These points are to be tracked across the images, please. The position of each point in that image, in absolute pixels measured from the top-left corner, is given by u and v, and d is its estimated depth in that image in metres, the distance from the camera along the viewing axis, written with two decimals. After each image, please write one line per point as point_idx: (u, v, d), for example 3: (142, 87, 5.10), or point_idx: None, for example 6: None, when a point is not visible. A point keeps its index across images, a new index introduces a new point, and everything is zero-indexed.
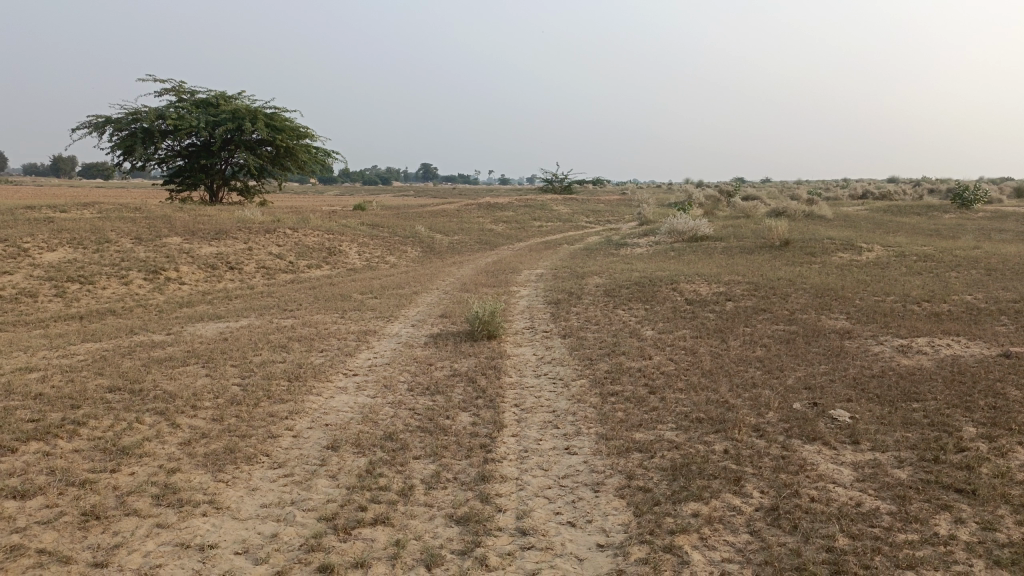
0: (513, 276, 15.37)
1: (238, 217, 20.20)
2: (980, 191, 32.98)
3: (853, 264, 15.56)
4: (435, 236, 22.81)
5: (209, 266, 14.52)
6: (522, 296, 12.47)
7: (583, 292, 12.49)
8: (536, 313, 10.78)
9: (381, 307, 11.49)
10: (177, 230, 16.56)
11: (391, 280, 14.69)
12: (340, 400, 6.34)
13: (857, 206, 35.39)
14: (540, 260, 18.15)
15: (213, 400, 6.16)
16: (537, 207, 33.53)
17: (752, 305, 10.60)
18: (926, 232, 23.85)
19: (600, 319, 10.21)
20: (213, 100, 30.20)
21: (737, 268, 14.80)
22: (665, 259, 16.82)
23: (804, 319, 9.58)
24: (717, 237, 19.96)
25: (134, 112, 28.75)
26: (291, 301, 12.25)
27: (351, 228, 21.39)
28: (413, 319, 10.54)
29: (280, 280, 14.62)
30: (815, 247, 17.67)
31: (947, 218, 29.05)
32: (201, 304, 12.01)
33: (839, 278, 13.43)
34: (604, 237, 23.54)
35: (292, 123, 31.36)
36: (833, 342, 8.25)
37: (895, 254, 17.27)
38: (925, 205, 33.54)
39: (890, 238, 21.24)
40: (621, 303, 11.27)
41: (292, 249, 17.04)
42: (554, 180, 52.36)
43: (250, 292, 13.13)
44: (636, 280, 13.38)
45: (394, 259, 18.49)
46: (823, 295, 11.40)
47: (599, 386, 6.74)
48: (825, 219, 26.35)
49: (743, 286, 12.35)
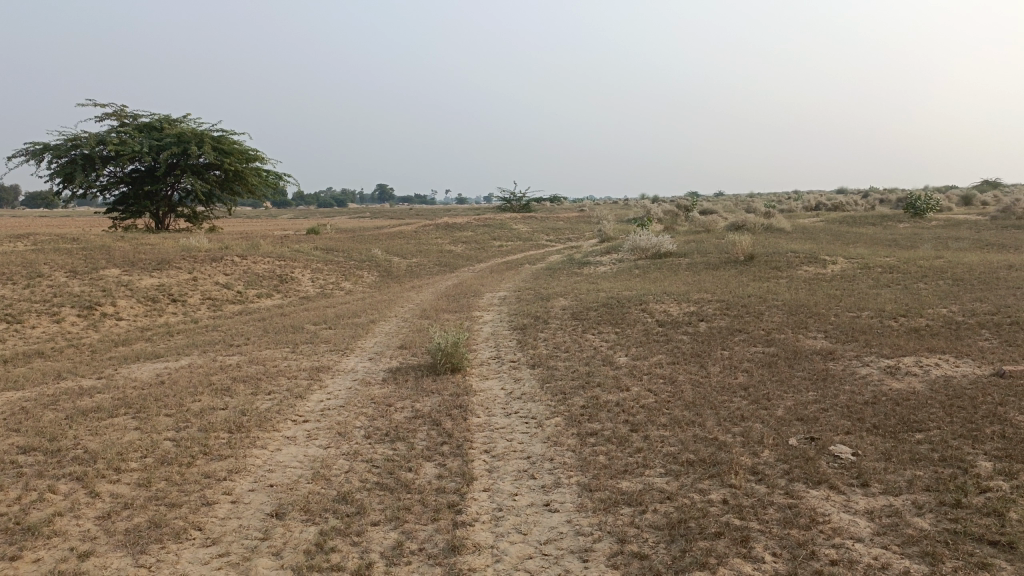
0: (475, 300, 14.76)
1: (183, 245, 19.25)
2: (932, 200, 33.45)
3: (820, 277, 15.32)
4: (393, 259, 22.09)
5: (150, 299, 13.62)
6: (486, 322, 11.86)
7: (549, 316, 11.94)
8: (502, 341, 10.18)
9: (336, 340, 10.76)
10: (115, 262, 15.59)
11: (346, 308, 13.96)
12: (287, 453, 5.64)
13: (813, 218, 35.61)
14: (502, 282, 17.60)
15: (141, 460, 5.40)
16: (497, 226, 33.03)
17: (727, 325, 10.15)
18: (884, 242, 23.95)
19: (569, 345, 9.64)
20: (158, 124, 29.17)
21: (705, 285, 14.42)
22: (630, 277, 16.38)
23: (783, 339, 9.15)
24: (681, 253, 19.64)
25: (74, 137, 27.53)
26: (238, 335, 11.45)
27: (304, 253, 20.56)
28: (370, 352, 9.85)
29: (227, 312, 13.78)
30: (780, 261, 17.45)
31: (902, 227, 29.30)
32: (140, 342, 11.14)
33: (810, 293, 13.12)
34: (565, 256, 23.10)
35: (240, 146, 30.45)
36: (818, 365, 7.80)
37: (859, 265, 17.13)
38: (879, 215, 33.93)
39: (851, 249, 21.18)
40: (590, 327, 10.74)
41: (241, 278, 16.19)
42: (512, 199, 51.94)
43: (195, 326, 12.28)
44: (603, 301, 12.88)
45: (350, 285, 17.74)
46: (796, 312, 11.03)
47: (575, 425, 6.15)
48: (785, 232, 26.29)
49: (714, 305, 11.93)
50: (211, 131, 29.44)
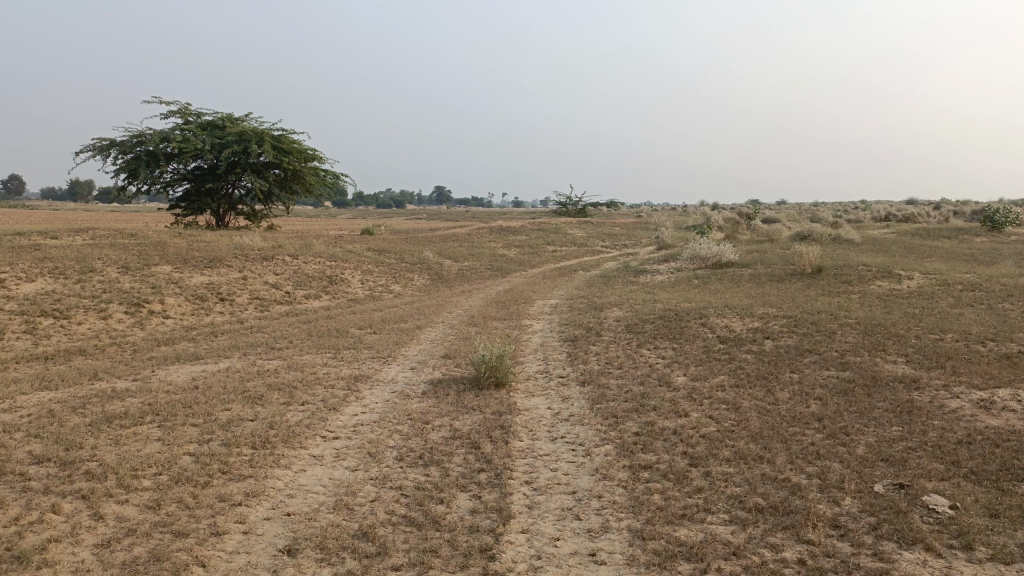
0: (525, 308, 14.22)
1: (236, 243, 19.21)
2: (1013, 213, 31.57)
3: (895, 294, 14.30)
4: (444, 262, 21.73)
5: (197, 297, 13.47)
6: (535, 333, 11.30)
7: (602, 327, 11.31)
8: (551, 354, 9.61)
9: (379, 346, 10.35)
10: (167, 258, 15.56)
11: (393, 312, 13.59)
12: (311, 475, 5.19)
13: (882, 229, 34.03)
14: (555, 289, 17.02)
15: (155, 478, 5.02)
16: (552, 230, 32.46)
17: (795, 345, 9.38)
18: (961, 257, 22.58)
19: (623, 361, 9.02)
20: (220, 122, 29.51)
21: (769, 299, 13.59)
22: (689, 288, 15.63)
23: (859, 364, 8.36)
24: (743, 264, 18.75)
25: (139, 135, 28.04)
26: (281, 337, 11.15)
27: (356, 254, 20.35)
28: (413, 361, 9.40)
29: (274, 312, 13.55)
30: (851, 274, 16.45)
31: (980, 242, 27.65)
32: (183, 342, 10.93)
33: (885, 311, 12.19)
34: (621, 263, 22.40)
35: (299, 145, 30.60)
36: (901, 396, 7.02)
37: (938, 282, 16.02)
38: (955, 228, 32.19)
39: (927, 264, 19.95)
40: (645, 341, 10.09)
41: (290, 278, 16.00)
42: (568, 204, 51.21)
43: (239, 327, 12.05)
44: (660, 313, 12.20)
45: (399, 288, 17.42)
46: (872, 332, 10.17)
47: (628, 456, 5.54)
48: (853, 244, 25.07)
49: (780, 321, 11.13)
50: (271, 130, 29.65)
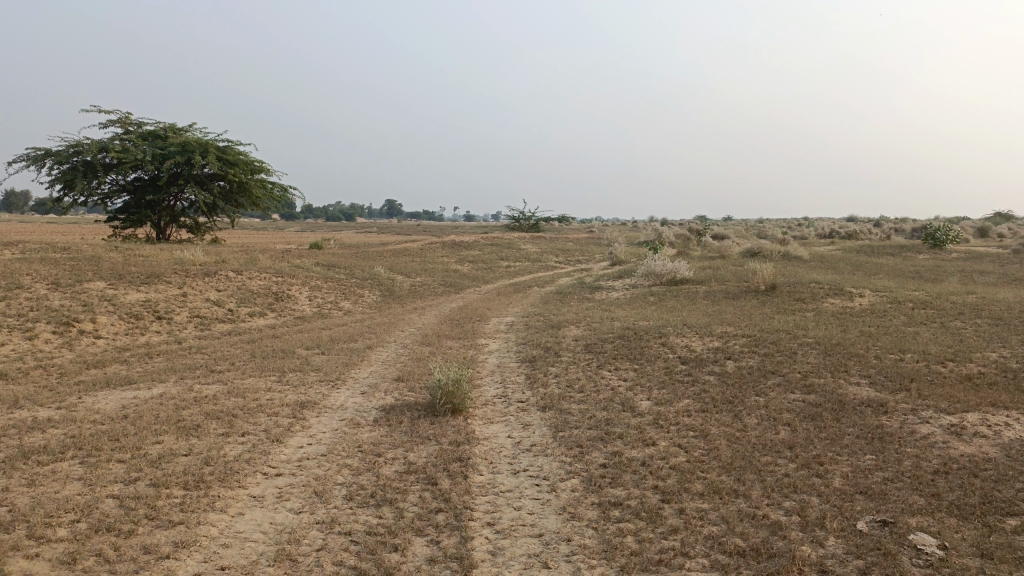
0: (480, 326, 13.82)
1: (177, 257, 18.39)
2: (952, 231, 32.40)
3: (848, 312, 14.34)
4: (395, 277, 21.21)
5: (132, 315, 12.72)
6: (491, 353, 10.91)
7: (560, 347, 10.98)
8: (508, 376, 9.22)
9: (327, 368, 9.82)
10: (101, 274, 14.73)
11: (342, 331, 13.05)
12: (250, 519, 4.70)
13: (828, 246, 34.60)
14: (509, 306, 16.67)
15: (71, 526, 4.45)
16: (505, 245, 32.14)
17: (757, 366, 9.17)
18: (907, 274, 22.96)
19: (584, 384, 8.69)
20: (162, 132, 28.51)
21: (727, 317, 13.46)
22: (645, 305, 15.45)
23: (824, 386, 8.17)
24: (698, 280, 18.68)
25: (75, 144, 26.87)
26: (223, 359, 10.53)
27: (304, 269, 19.68)
28: (363, 385, 8.90)
29: (215, 332, 12.88)
30: (804, 292, 16.47)
31: (923, 259, 28.25)
32: (116, 365, 10.23)
33: (842, 330, 12.13)
34: (575, 279, 22.20)
35: (245, 157, 29.75)
36: (870, 421, 6.83)
37: (889, 299, 16.15)
38: (898, 245, 32.90)
39: (875, 281, 20.19)
40: (606, 362, 9.78)
41: (233, 295, 15.30)
42: (521, 219, 51.01)
43: (178, 347, 11.37)
44: (619, 332, 11.93)
45: (349, 305, 16.84)
46: (832, 352, 10.04)
47: (596, 492, 5.18)
48: (803, 261, 25.34)
49: (740, 341, 10.94)
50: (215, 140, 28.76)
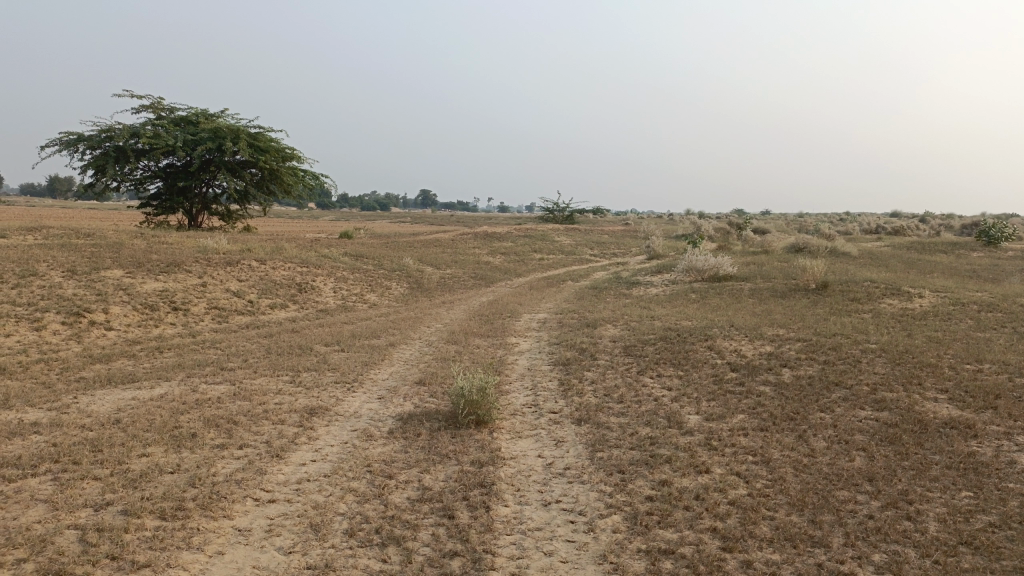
0: (511, 322, 13.01)
1: (201, 245, 17.88)
2: (1008, 228, 30.67)
3: (909, 314, 13.24)
4: (425, 269, 20.48)
5: (148, 306, 12.14)
6: (522, 354, 10.08)
7: (597, 349, 10.10)
8: (540, 382, 8.39)
9: (344, 368, 9.08)
10: (120, 262, 14.20)
11: (366, 326, 12.34)
12: (230, 561, 3.95)
13: (875, 242, 33.07)
14: (543, 301, 15.83)
15: (17, 566, 3.73)
16: (539, 237, 31.29)
17: (819, 376, 8.23)
18: (963, 273, 21.63)
19: (625, 392, 7.84)
20: (194, 118, 28.13)
21: (776, 318, 12.47)
22: (687, 303, 14.51)
23: (898, 403, 7.21)
24: (742, 277, 17.64)
25: (108, 129, 26.57)
26: (236, 355, 9.86)
27: (330, 259, 19.04)
28: (381, 389, 8.13)
29: (232, 324, 12.25)
30: (858, 292, 15.36)
31: (978, 257, 26.81)
32: (123, 360, 9.61)
33: (906, 335, 11.06)
34: (611, 274, 21.28)
35: (276, 144, 29.26)
36: (959, 448, 5.88)
37: (950, 301, 14.99)
38: (950, 242, 31.34)
39: (932, 281, 18.94)
40: (647, 368, 8.89)
41: (255, 285, 14.70)
42: (555, 210, 50.13)
43: (191, 341, 10.75)
44: (661, 333, 11.03)
45: (375, 298, 16.16)
46: (901, 361, 9.02)
47: (642, 536, 4.34)
48: (851, 257, 24.12)
49: (795, 346, 9.96)
50: (247, 127, 28.31)
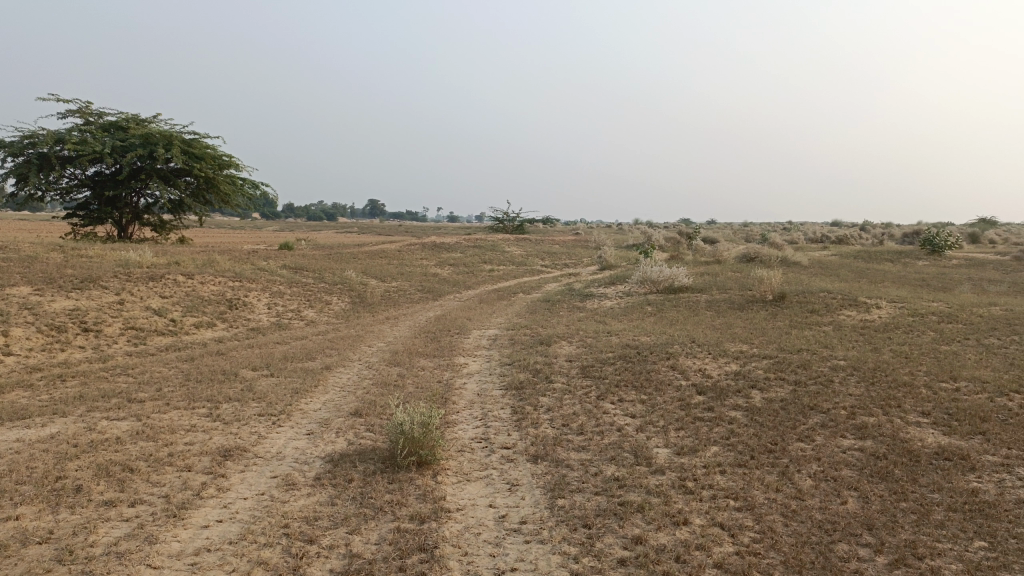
0: (459, 340, 12.17)
1: (123, 258, 16.57)
2: (950, 236, 30.98)
3: (870, 326, 12.82)
4: (369, 282, 19.51)
5: (55, 328, 10.92)
6: (470, 377, 9.23)
7: (552, 370, 9.33)
8: (490, 411, 7.56)
9: (272, 397, 8.11)
10: (28, 277, 12.87)
11: (301, 347, 11.34)
12: None
13: (822, 251, 33.18)
14: (492, 316, 15.04)
15: None
16: (488, 248, 30.52)
17: (792, 399, 7.59)
18: (913, 282, 21.59)
19: (585, 421, 7.08)
20: (124, 123, 26.60)
21: (737, 332, 11.90)
22: (643, 317, 13.89)
23: (883, 429, 6.60)
24: (698, 289, 17.13)
25: (29, 135, 24.86)
26: (150, 383, 8.79)
27: (267, 273, 17.93)
28: (311, 423, 7.19)
29: (153, 347, 11.12)
30: (816, 303, 14.96)
31: (923, 266, 26.98)
32: (18, 392, 8.43)
33: (872, 350, 10.56)
34: (563, 285, 20.59)
35: (212, 151, 27.93)
36: (960, 485, 5.26)
37: (909, 311, 14.67)
38: (895, 250, 31.56)
39: (885, 291, 18.71)
40: (607, 392, 8.14)
41: (182, 302, 13.56)
42: (505, 220, 49.48)
43: (101, 368, 9.60)
44: (619, 351, 10.32)
45: (314, 314, 15.15)
46: (875, 380, 8.46)
47: None
48: (803, 267, 23.95)
49: (762, 364, 9.35)
50: (180, 133, 26.91)
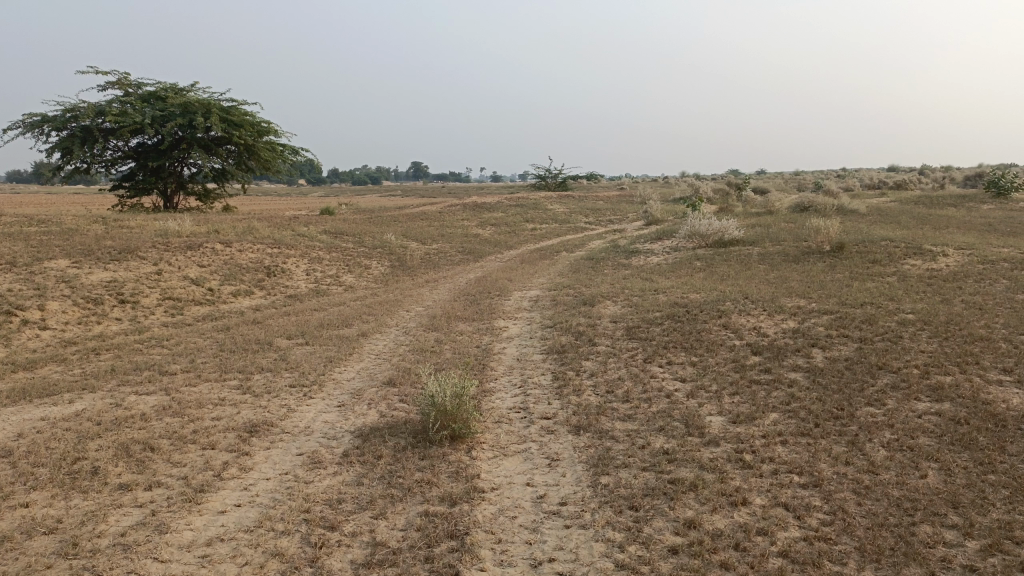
0: (499, 302, 11.74)
1: (162, 228, 16.50)
2: (1016, 178, 29.28)
3: (936, 276, 11.98)
4: (409, 245, 19.17)
5: (93, 301, 10.81)
6: (510, 341, 8.82)
7: (596, 332, 8.84)
8: (530, 377, 7.14)
9: (305, 367, 7.82)
10: (68, 250, 12.82)
11: (338, 313, 11.06)
12: None
13: (880, 198, 31.72)
14: (535, 275, 14.56)
15: None
16: (531, 206, 29.91)
17: (858, 358, 6.99)
18: (980, 227, 20.35)
19: (632, 387, 6.60)
20: (162, 92, 26.50)
21: (793, 286, 11.23)
22: (693, 273, 13.26)
23: (962, 391, 5.97)
24: (749, 242, 16.36)
25: (72, 109, 24.94)
26: (183, 355, 8.57)
27: (307, 238, 17.73)
28: (343, 394, 6.87)
29: (189, 317, 10.95)
30: (877, 253, 14.09)
31: (989, 209, 25.54)
32: (52, 367, 8.30)
33: (942, 302, 9.80)
34: (608, 242, 19.97)
35: (251, 118, 27.75)
36: None
37: (979, 258, 13.70)
38: (958, 194, 29.95)
39: (951, 237, 17.63)
40: (655, 354, 7.64)
41: (220, 271, 13.40)
42: (547, 177, 48.62)
43: (135, 340, 9.43)
44: (667, 309, 9.76)
45: (352, 279, 14.90)
46: (948, 335, 7.77)
47: None
48: (861, 215, 22.84)
49: (822, 320, 8.71)
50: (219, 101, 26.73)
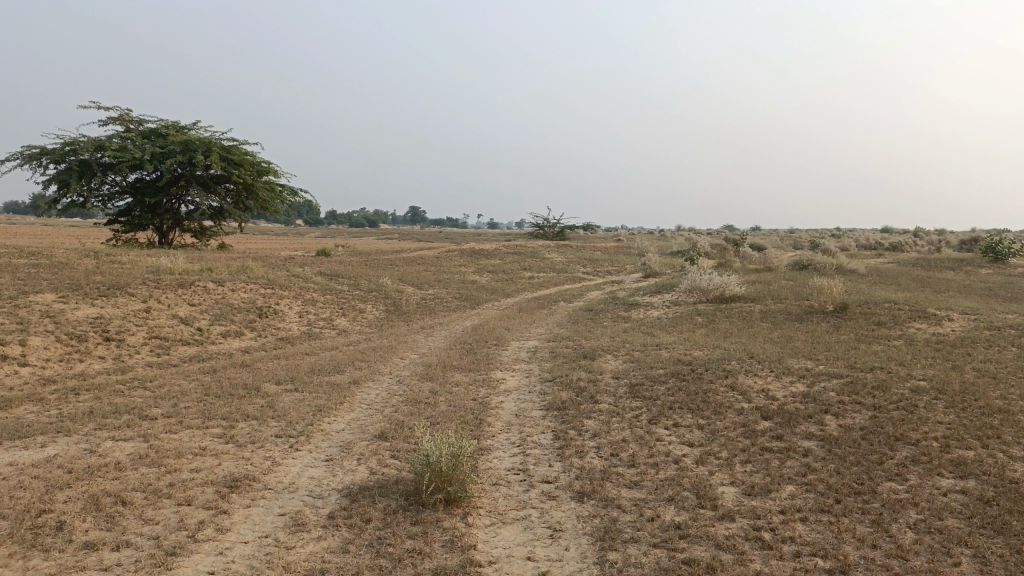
0: (496, 352, 11.42)
1: (155, 263, 16.22)
2: (1013, 243, 29.30)
3: (944, 341, 11.72)
4: (405, 290, 18.88)
5: (77, 338, 10.45)
6: (507, 395, 8.48)
7: (597, 389, 8.51)
8: (530, 436, 6.79)
9: (292, 416, 7.45)
10: (56, 284, 12.49)
11: (330, 358, 10.71)
12: None
13: (878, 258, 31.67)
14: (533, 326, 14.26)
15: None
16: (529, 255, 29.75)
17: (874, 427, 6.67)
18: (981, 292, 20.18)
19: (637, 450, 6.25)
20: (163, 129, 26.47)
21: (799, 346, 10.94)
22: (694, 329, 12.98)
23: (987, 467, 5.64)
24: (750, 298, 16.13)
25: (72, 142, 24.85)
26: (166, 398, 8.20)
27: (301, 280, 17.44)
28: (331, 448, 6.49)
29: (175, 358, 10.59)
30: (881, 315, 13.84)
31: (987, 274, 25.47)
32: (27, 406, 7.91)
33: (953, 369, 9.51)
34: (606, 294, 19.74)
35: (252, 157, 27.69)
36: None
37: (985, 324, 13.46)
38: (956, 258, 29.93)
39: (953, 301, 17.43)
40: (660, 415, 7.31)
41: (210, 310, 13.06)
42: (545, 226, 48.65)
43: (117, 380, 9.06)
44: (670, 367, 9.45)
45: (346, 323, 14.57)
46: (965, 404, 7.46)
47: None
48: (860, 274, 22.70)
49: (831, 384, 8.40)
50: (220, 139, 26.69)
